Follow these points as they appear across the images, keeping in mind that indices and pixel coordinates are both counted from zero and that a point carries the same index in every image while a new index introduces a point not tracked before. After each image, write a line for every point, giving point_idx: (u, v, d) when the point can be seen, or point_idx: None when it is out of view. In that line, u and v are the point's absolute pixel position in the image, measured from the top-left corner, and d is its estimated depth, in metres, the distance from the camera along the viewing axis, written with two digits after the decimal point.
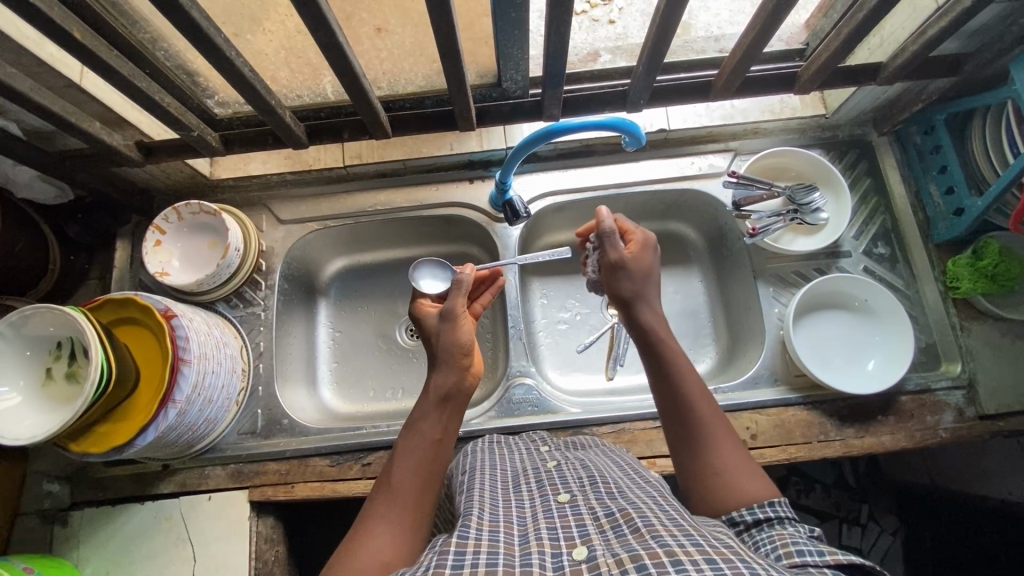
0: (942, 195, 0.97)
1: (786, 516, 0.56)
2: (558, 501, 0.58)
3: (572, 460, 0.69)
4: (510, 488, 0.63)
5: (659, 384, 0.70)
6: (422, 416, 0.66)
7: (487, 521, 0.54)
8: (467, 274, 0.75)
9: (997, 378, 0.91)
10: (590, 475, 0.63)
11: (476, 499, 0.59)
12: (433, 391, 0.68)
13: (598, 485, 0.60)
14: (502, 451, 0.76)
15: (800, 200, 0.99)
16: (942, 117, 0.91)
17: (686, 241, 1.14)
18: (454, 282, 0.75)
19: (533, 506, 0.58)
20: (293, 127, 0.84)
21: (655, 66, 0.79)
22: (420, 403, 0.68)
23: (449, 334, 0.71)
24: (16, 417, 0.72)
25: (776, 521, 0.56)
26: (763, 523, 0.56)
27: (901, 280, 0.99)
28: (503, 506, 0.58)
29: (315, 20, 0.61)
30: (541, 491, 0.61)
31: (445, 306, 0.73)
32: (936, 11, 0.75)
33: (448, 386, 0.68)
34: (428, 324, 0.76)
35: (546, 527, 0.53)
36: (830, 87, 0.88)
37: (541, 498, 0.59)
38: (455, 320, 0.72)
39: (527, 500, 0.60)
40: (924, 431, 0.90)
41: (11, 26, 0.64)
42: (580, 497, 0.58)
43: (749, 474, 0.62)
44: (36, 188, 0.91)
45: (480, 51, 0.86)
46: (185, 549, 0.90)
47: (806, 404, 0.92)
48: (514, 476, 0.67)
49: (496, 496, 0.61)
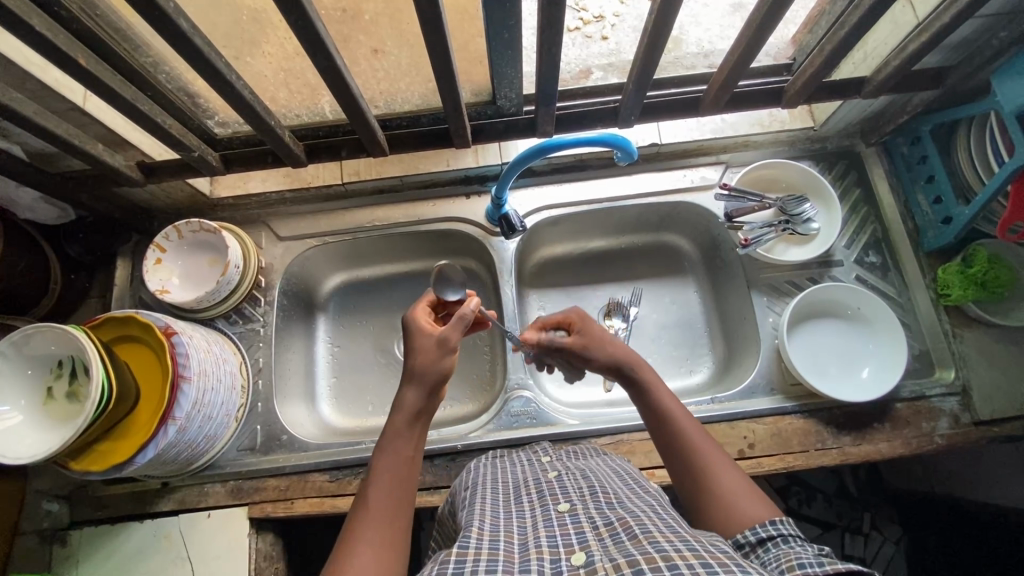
0: (930, 204, 0.98)
1: (790, 534, 0.53)
2: (558, 511, 0.58)
3: (573, 470, 0.70)
4: (511, 500, 0.64)
5: (656, 426, 0.69)
6: (395, 433, 0.66)
7: (488, 531, 0.55)
8: (470, 312, 0.72)
9: (991, 384, 0.92)
10: (590, 485, 0.64)
11: (478, 512, 0.60)
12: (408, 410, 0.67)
13: (598, 494, 0.61)
14: (503, 464, 0.77)
15: (791, 211, 1.01)
16: (927, 129, 0.93)
17: (681, 252, 1.16)
18: (458, 316, 0.72)
19: (534, 516, 0.58)
20: (292, 146, 0.85)
21: (645, 83, 0.81)
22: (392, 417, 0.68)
23: (433, 359, 0.70)
24: (19, 435, 0.73)
25: (782, 540, 0.53)
26: (767, 543, 0.53)
27: (892, 288, 1.00)
28: (504, 518, 0.59)
29: (312, 43, 0.63)
30: (542, 501, 0.61)
31: (446, 335, 0.71)
32: (916, 27, 0.77)
33: (422, 407, 0.68)
34: (415, 339, 0.73)
35: (545, 535, 0.53)
36: (817, 101, 0.90)
37: (542, 508, 0.60)
38: (447, 349, 0.71)
39: (528, 510, 0.60)
40: (920, 438, 0.91)
41: (18, 52, 0.66)
42: (580, 507, 0.58)
43: (750, 497, 0.60)
44: (39, 209, 0.92)
45: (474, 70, 0.88)
46: (184, 567, 0.89)
47: (803, 413, 0.93)
48: (516, 488, 0.67)
49: (497, 508, 0.61)
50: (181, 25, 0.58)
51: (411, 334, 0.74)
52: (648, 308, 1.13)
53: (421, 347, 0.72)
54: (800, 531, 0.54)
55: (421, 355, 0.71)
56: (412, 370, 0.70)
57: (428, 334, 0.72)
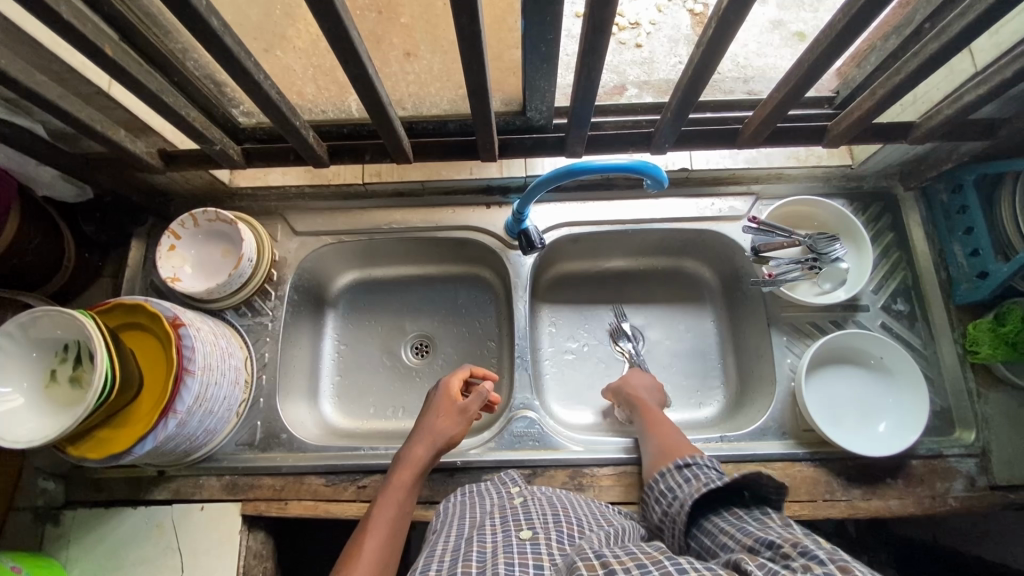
0: (966, 256, 0.94)
1: (701, 463, 0.77)
2: (520, 537, 0.61)
3: (539, 496, 0.74)
4: (476, 526, 0.67)
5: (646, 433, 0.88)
6: (400, 487, 0.78)
7: (444, 570, 0.57)
8: (488, 390, 0.88)
9: (1012, 449, 0.89)
10: (555, 513, 0.67)
11: (437, 552, 0.62)
12: (417, 466, 0.80)
13: (561, 525, 0.64)
14: (474, 500, 0.77)
15: (820, 249, 0.97)
16: (972, 178, 0.89)
17: (700, 280, 1.13)
18: (478, 391, 0.87)
19: (494, 541, 0.61)
20: (315, 147, 0.84)
21: (685, 110, 0.78)
22: (398, 473, 0.79)
23: (452, 423, 0.84)
24: (19, 418, 0.72)
25: (695, 464, 0.77)
26: (685, 463, 0.78)
27: (919, 339, 0.96)
28: (467, 546, 0.61)
29: (345, 49, 0.61)
30: (504, 526, 0.64)
31: (464, 403, 0.86)
32: (975, 77, 0.74)
33: (426, 466, 0.81)
34: (441, 404, 0.86)
35: (503, 561, 0.55)
36: (860, 142, 0.86)
37: (503, 533, 0.62)
38: (465, 418, 0.85)
39: (490, 535, 0.63)
40: (934, 498, 0.88)
41: (45, 35, 0.64)
42: (541, 536, 0.61)
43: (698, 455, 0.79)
44: (58, 186, 0.91)
45: (507, 80, 0.85)
46: (172, 558, 0.89)
47: (814, 460, 0.90)
48: (481, 516, 0.70)
49: (460, 541, 0.63)
50: (212, 24, 0.57)
51: (437, 398, 0.87)
52: (661, 334, 1.10)
53: (446, 409, 0.86)
54: (711, 461, 0.78)
55: (441, 418, 0.84)
56: (421, 431, 0.84)
57: (453, 401, 0.87)
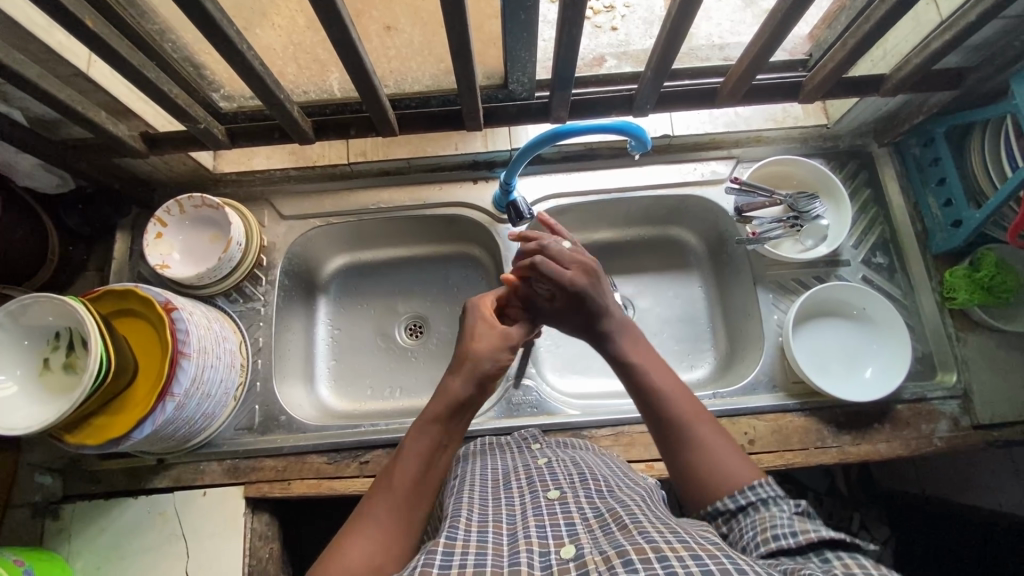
0: (940, 207, 0.98)
1: (768, 495, 0.57)
2: (548, 497, 0.60)
3: (562, 457, 0.73)
4: (502, 485, 0.67)
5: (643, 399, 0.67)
6: (432, 418, 0.65)
7: (475, 522, 0.57)
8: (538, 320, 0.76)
9: (991, 389, 0.93)
10: (580, 473, 0.67)
11: (466, 500, 0.62)
12: (451, 399, 0.66)
13: (588, 484, 0.64)
14: (494, 451, 0.78)
15: (801, 207, 1.01)
16: (941, 130, 0.92)
17: (686, 246, 1.15)
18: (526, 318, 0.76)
19: (523, 503, 0.61)
20: (300, 123, 0.84)
21: (664, 72, 0.79)
22: (434, 400, 0.67)
23: (491, 348, 0.72)
24: (14, 405, 0.71)
25: (760, 504, 0.56)
26: (747, 508, 0.56)
27: (899, 290, 1.00)
28: (493, 506, 0.61)
29: (328, 14, 0.62)
30: (531, 487, 0.64)
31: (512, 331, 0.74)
32: (940, 25, 0.76)
33: (463, 398, 0.67)
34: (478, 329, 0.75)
35: (535, 525, 0.56)
36: (834, 98, 0.89)
37: (531, 495, 0.62)
38: (506, 343, 0.73)
39: (517, 497, 0.63)
40: (920, 439, 0.91)
41: (22, 12, 0.64)
42: (569, 495, 0.61)
43: (729, 458, 0.61)
44: (39, 177, 0.90)
45: (488, 51, 0.85)
46: (177, 545, 0.88)
47: (804, 410, 0.93)
48: (505, 474, 0.70)
49: (487, 496, 0.64)
50: None
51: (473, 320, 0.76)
52: (650, 301, 1.12)
53: (483, 332, 0.74)
54: (777, 488, 0.58)
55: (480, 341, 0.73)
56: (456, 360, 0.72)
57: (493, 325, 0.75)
